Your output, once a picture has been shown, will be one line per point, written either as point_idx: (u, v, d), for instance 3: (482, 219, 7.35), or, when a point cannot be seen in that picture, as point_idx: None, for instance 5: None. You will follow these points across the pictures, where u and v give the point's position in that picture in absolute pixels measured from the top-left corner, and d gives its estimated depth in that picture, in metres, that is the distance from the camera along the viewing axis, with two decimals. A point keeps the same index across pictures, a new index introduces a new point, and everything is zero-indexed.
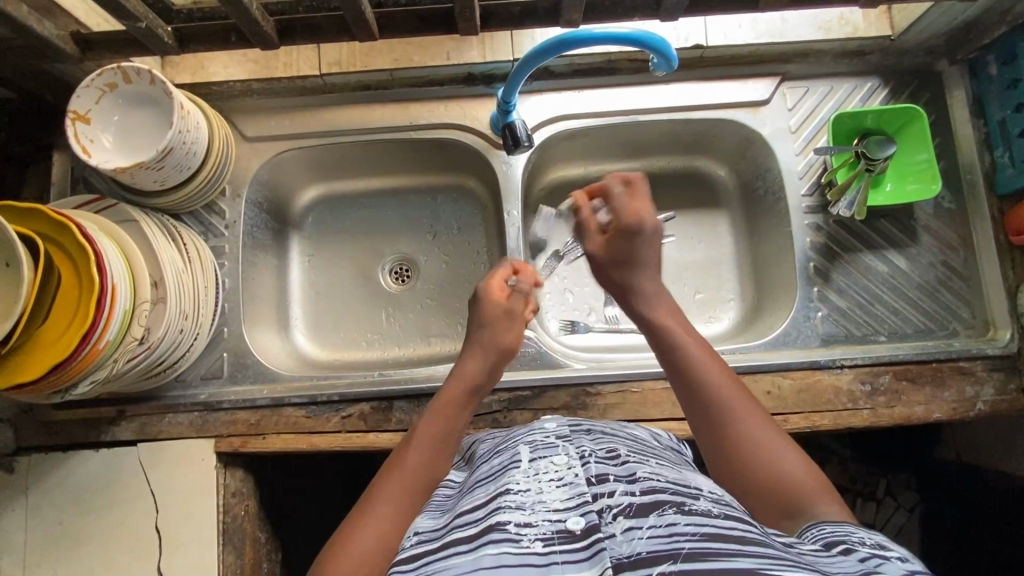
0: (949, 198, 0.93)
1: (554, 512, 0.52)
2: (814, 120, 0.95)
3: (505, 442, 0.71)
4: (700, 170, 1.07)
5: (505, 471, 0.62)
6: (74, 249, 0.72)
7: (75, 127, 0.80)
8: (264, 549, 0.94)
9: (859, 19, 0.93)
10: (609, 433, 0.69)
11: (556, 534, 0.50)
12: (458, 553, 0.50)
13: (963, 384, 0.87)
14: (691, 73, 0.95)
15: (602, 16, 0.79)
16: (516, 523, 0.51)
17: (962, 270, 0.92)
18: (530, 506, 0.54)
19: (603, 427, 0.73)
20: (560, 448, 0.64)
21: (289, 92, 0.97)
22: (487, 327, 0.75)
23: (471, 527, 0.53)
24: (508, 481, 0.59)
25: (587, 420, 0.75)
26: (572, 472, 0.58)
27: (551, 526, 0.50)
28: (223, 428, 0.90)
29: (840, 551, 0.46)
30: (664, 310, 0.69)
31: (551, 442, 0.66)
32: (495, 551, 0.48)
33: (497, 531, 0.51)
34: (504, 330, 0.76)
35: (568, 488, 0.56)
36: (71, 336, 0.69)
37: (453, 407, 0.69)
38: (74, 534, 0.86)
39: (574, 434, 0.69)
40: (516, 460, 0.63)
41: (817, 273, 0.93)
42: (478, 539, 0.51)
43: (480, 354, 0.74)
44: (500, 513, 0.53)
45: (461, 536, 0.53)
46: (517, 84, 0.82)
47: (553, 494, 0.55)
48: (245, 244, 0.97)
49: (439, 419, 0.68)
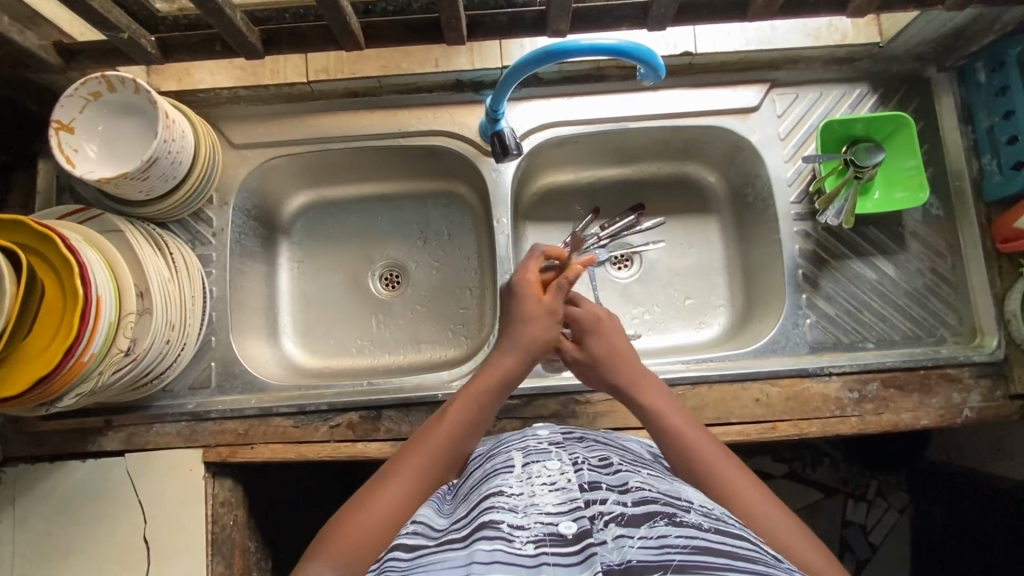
0: (937, 205, 0.93)
1: (546, 515, 0.53)
2: (802, 128, 0.95)
3: (496, 449, 0.72)
4: (690, 176, 1.07)
5: (498, 475, 0.62)
6: (57, 260, 0.71)
7: (59, 137, 0.79)
8: (254, 557, 0.94)
9: (849, 26, 0.92)
10: (601, 442, 0.70)
11: (547, 537, 0.50)
12: (452, 549, 0.51)
13: (951, 391, 0.88)
14: (680, 80, 0.95)
15: (590, 26, 0.79)
16: (509, 524, 0.51)
17: (950, 277, 0.92)
18: (522, 509, 0.54)
19: (595, 436, 0.73)
20: (553, 454, 0.65)
21: (277, 99, 0.96)
22: (521, 325, 0.76)
23: (464, 528, 0.54)
24: (501, 483, 0.59)
25: (579, 430, 0.75)
26: (566, 478, 0.58)
27: (543, 529, 0.51)
28: (211, 438, 0.89)
29: None
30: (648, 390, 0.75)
31: (544, 448, 0.67)
32: (488, 547, 0.49)
33: (491, 528, 0.51)
34: (542, 331, 0.76)
35: (562, 493, 0.56)
36: (55, 350, 0.68)
37: (480, 397, 0.71)
38: (61, 544, 0.86)
39: (566, 441, 0.69)
40: (510, 465, 0.64)
41: (805, 280, 0.93)
42: (472, 537, 0.51)
43: (515, 350, 0.75)
44: (493, 512, 0.53)
45: (456, 534, 0.53)
46: (505, 92, 0.81)
47: (546, 499, 0.55)
48: (233, 251, 0.96)
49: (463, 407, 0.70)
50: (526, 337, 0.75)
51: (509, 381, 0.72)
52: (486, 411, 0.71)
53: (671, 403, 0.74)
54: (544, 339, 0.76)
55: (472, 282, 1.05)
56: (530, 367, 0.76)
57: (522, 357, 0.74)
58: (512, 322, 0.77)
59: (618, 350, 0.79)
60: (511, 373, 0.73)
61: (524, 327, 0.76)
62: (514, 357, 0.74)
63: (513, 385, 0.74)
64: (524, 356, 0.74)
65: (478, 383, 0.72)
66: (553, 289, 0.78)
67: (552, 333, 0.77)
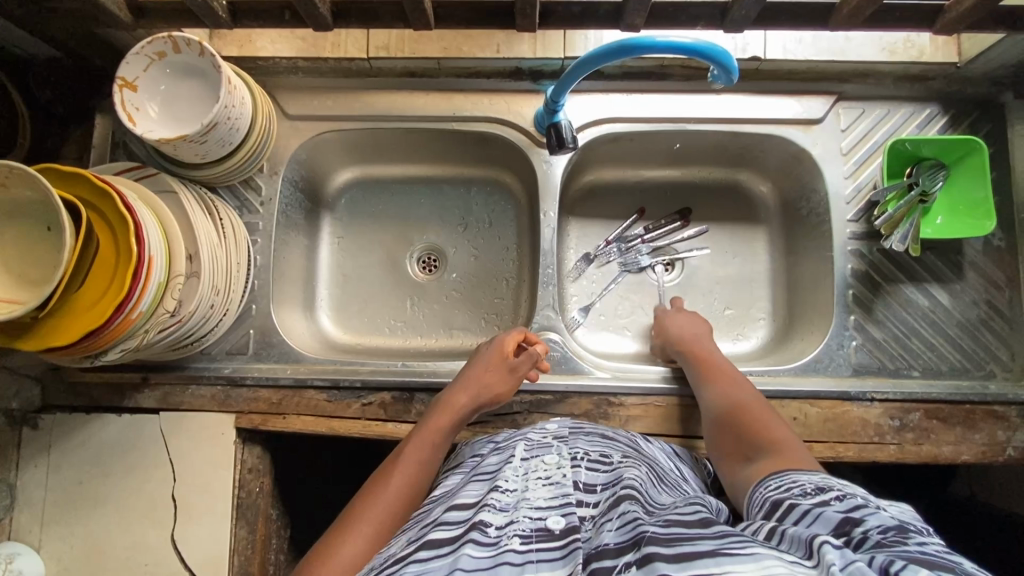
0: (999, 236, 0.91)
1: (536, 510, 0.53)
2: (866, 144, 0.92)
3: (506, 440, 0.73)
4: (741, 183, 1.05)
5: (499, 468, 0.63)
6: (114, 219, 0.71)
7: (122, 94, 0.80)
8: (274, 526, 0.95)
9: (926, 44, 0.89)
10: (605, 438, 0.70)
11: (534, 533, 0.50)
12: (438, 556, 0.49)
13: (995, 428, 0.85)
14: (747, 85, 0.92)
15: (664, 23, 0.78)
16: (496, 525, 0.51)
17: (1006, 310, 0.89)
18: (513, 507, 0.54)
19: (603, 431, 0.74)
20: (553, 448, 0.66)
21: (335, 73, 0.96)
22: (479, 366, 0.83)
23: (455, 527, 0.53)
24: (498, 480, 0.59)
25: (590, 425, 0.76)
26: (561, 473, 0.59)
27: (531, 524, 0.51)
28: (245, 405, 0.90)
29: (783, 506, 0.49)
30: (717, 361, 0.82)
31: (546, 442, 0.68)
32: (471, 551, 0.48)
33: (478, 530, 0.50)
34: (497, 377, 0.82)
35: (555, 488, 0.57)
36: (105, 305, 0.68)
37: (437, 434, 0.75)
38: (92, 494, 0.88)
39: (571, 436, 0.70)
40: (510, 458, 0.64)
41: (856, 302, 0.91)
42: (460, 539, 0.50)
43: (468, 389, 0.81)
44: (483, 512, 0.53)
45: (448, 535, 0.52)
46: (569, 84, 0.79)
47: (538, 493, 0.56)
48: (279, 222, 0.97)
49: (423, 444, 0.74)
50: (479, 380, 0.81)
51: (466, 414, 0.77)
52: (441, 444, 0.75)
53: (735, 373, 0.80)
54: (499, 384, 0.82)
55: (509, 274, 1.05)
56: (483, 407, 0.82)
57: (477, 396, 0.80)
58: (472, 368, 0.83)
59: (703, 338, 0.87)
60: (465, 411, 0.79)
61: (478, 370, 0.82)
62: (465, 395, 0.80)
63: (465, 420, 0.79)
64: (478, 392, 0.81)
65: (432, 421, 0.77)
66: (525, 355, 0.84)
67: (510, 383, 0.83)
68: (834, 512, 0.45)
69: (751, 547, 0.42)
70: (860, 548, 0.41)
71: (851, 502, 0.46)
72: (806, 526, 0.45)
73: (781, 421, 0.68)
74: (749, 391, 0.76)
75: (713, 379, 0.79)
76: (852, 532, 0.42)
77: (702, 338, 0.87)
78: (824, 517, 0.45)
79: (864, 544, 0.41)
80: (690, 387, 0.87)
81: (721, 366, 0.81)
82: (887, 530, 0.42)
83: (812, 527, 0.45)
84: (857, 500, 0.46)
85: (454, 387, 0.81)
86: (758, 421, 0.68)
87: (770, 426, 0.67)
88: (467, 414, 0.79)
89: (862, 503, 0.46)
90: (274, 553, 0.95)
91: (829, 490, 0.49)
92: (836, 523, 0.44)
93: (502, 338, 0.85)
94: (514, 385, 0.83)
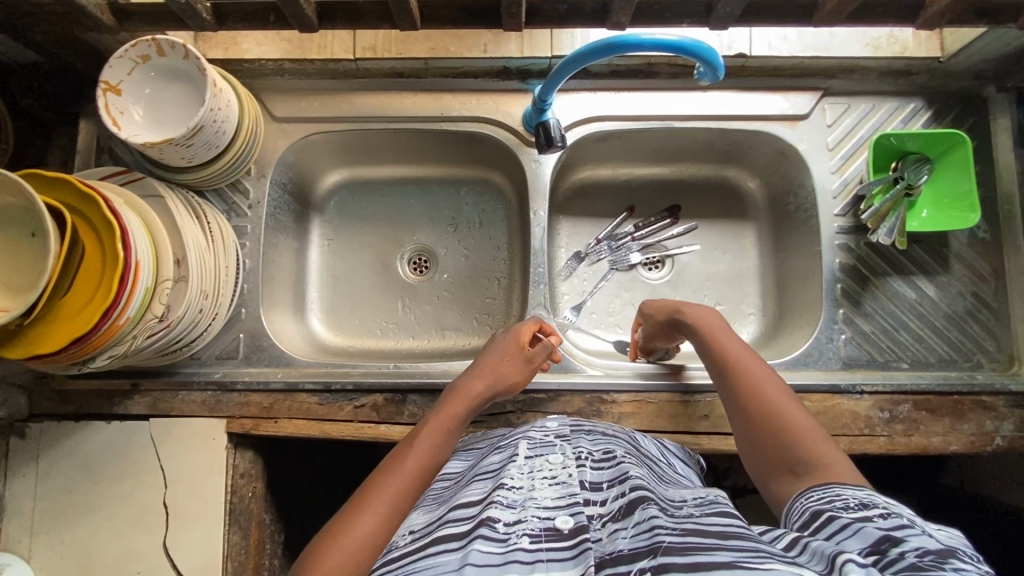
0: (984, 229, 0.92)
1: (544, 510, 0.53)
2: (852, 139, 0.93)
3: (504, 440, 0.73)
4: (729, 179, 1.06)
5: (502, 467, 0.63)
6: (100, 223, 0.71)
7: (106, 98, 0.79)
8: (267, 531, 0.94)
9: (909, 39, 0.90)
10: (606, 435, 0.70)
11: (544, 532, 0.49)
12: (447, 551, 0.50)
13: (983, 418, 0.86)
14: (734, 82, 0.93)
15: (650, 21, 0.78)
16: (505, 522, 0.51)
17: (991, 302, 0.90)
18: (521, 504, 0.54)
19: (603, 429, 0.74)
20: (557, 448, 0.66)
21: (322, 74, 0.95)
22: (497, 354, 0.81)
23: (463, 523, 0.53)
24: (503, 477, 0.59)
25: (586, 421, 0.76)
26: (567, 473, 0.60)
27: (540, 524, 0.50)
28: (236, 410, 0.89)
29: (823, 517, 0.49)
30: (723, 341, 0.73)
31: (548, 441, 0.68)
32: (481, 547, 0.48)
33: (487, 526, 0.50)
34: (512, 367, 0.81)
35: (561, 488, 0.57)
36: (92, 312, 0.67)
37: (454, 420, 0.72)
38: (83, 502, 0.87)
39: (573, 435, 0.70)
40: (513, 456, 0.64)
41: (845, 295, 0.91)
42: (469, 536, 0.50)
43: (485, 377, 0.78)
44: (492, 508, 0.53)
45: (456, 533, 0.52)
46: (556, 82, 0.79)
47: (544, 493, 0.56)
48: (268, 225, 0.96)
49: (439, 428, 0.70)
50: (495, 369, 0.79)
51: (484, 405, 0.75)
52: (456, 431, 0.72)
53: (744, 350, 0.71)
54: (515, 375, 0.81)
55: (501, 274, 1.05)
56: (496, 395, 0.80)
57: (493, 385, 0.78)
58: (489, 356, 0.81)
59: (706, 320, 0.77)
60: (480, 399, 0.77)
61: (495, 359, 0.80)
62: (481, 383, 0.77)
63: (478, 408, 0.77)
64: (495, 380, 0.79)
65: (448, 406, 0.73)
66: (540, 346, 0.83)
67: (524, 373, 0.82)
68: (875, 529, 0.45)
69: (769, 563, 0.41)
70: (892, 566, 0.40)
71: (895, 521, 0.45)
72: (844, 537, 0.46)
73: (803, 412, 0.64)
74: (763, 374, 0.68)
75: (723, 362, 0.71)
76: (888, 550, 0.42)
77: (706, 319, 0.77)
78: (864, 532, 0.45)
79: (896, 562, 0.40)
80: (680, 383, 0.88)
81: (728, 344, 0.72)
82: (927, 554, 0.41)
83: (848, 541, 0.45)
84: (901, 519, 0.46)
85: (471, 374, 0.78)
86: (792, 423, 0.62)
87: (807, 429, 0.62)
88: (481, 403, 0.77)
89: (905, 523, 0.45)
90: (268, 557, 0.94)
91: (873, 507, 0.48)
92: (874, 540, 0.44)
93: (519, 329, 0.84)
94: (528, 376, 0.82)
